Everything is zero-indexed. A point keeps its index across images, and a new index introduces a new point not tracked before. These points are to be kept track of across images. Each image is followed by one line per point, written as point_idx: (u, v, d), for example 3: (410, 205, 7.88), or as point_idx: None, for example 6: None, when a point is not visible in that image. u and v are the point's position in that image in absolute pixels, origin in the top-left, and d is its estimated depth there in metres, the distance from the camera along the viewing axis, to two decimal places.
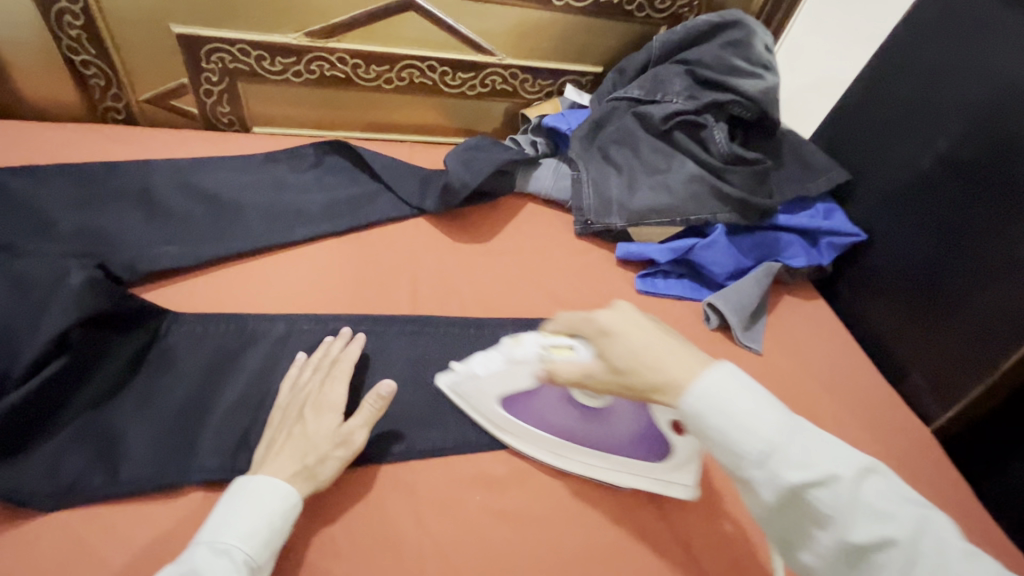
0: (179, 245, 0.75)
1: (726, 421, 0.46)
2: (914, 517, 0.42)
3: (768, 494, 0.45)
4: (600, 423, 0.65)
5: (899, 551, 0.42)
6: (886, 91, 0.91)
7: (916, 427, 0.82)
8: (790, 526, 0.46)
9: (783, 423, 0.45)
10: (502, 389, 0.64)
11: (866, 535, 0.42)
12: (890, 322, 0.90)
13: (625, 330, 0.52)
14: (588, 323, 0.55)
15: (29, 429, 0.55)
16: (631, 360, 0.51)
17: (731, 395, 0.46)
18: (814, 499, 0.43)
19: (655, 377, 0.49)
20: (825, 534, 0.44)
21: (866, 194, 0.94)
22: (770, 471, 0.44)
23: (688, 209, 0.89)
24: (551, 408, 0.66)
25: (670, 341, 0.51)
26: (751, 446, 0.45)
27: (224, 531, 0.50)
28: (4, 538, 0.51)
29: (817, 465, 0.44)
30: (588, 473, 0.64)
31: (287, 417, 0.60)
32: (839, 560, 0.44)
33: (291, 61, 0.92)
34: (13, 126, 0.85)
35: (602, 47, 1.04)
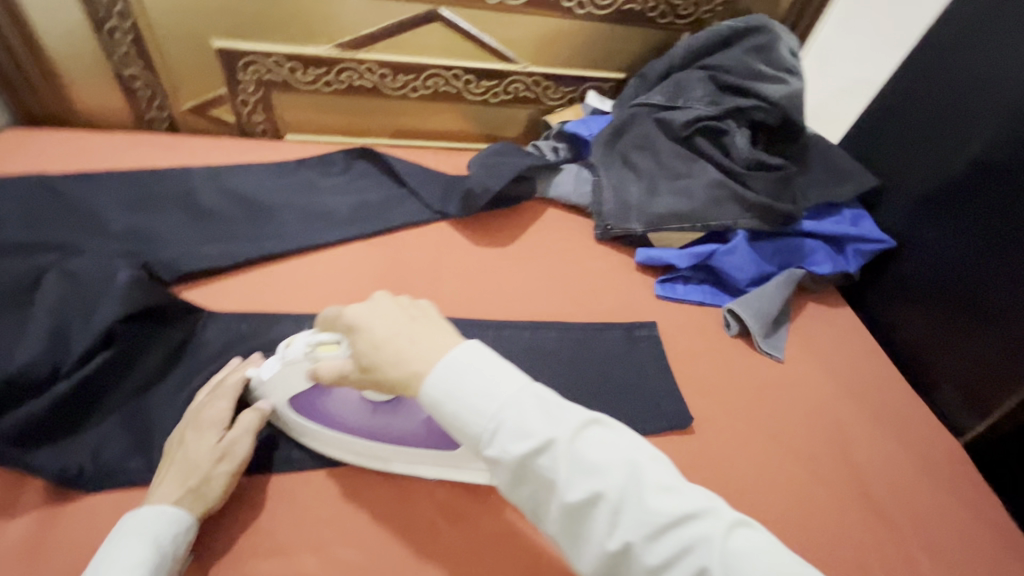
0: (214, 247, 0.79)
1: (458, 405, 0.46)
2: (621, 464, 0.44)
3: (502, 469, 0.45)
4: (392, 418, 0.61)
5: (608, 503, 0.43)
6: (916, 95, 0.89)
7: (944, 438, 0.80)
8: (530, 496, 0.46)
9: (508, 395, 0.45)
10: (288, 391, 0.59)
11: (580, 493, 0.43)
12: (919, 330, 0.88)
13: (370, 323, 0.51)
14: (338, 320, 0.53)
15: (76, 415, 0.60)
16: (375, 356, 0.49)
17: (457, 376, 0.46)
18: (538, 467, 0.44)
19: (397, 371, 0.48)
20: (553, 500, 0.45)
21: (895, 199, 0.92)
22: (497, 447, 0.44)
23: (708, 214, 0.88)
24: (341, 405, 0.61)
25: (414, 327, 0.50)
26: (481, 425, 0.45)
27: (100, 570, 0.48)
28: (53, 516, 0.55)
29: (535, 431, 0.44)
30: (388, 467, 0.62)
31: (170, 440, 0.58)
32: (569, 525, 0.44)
33: (322, 71, 0.96)
34: (69, 135, 0.92)
35: (625, 54, 1.04)
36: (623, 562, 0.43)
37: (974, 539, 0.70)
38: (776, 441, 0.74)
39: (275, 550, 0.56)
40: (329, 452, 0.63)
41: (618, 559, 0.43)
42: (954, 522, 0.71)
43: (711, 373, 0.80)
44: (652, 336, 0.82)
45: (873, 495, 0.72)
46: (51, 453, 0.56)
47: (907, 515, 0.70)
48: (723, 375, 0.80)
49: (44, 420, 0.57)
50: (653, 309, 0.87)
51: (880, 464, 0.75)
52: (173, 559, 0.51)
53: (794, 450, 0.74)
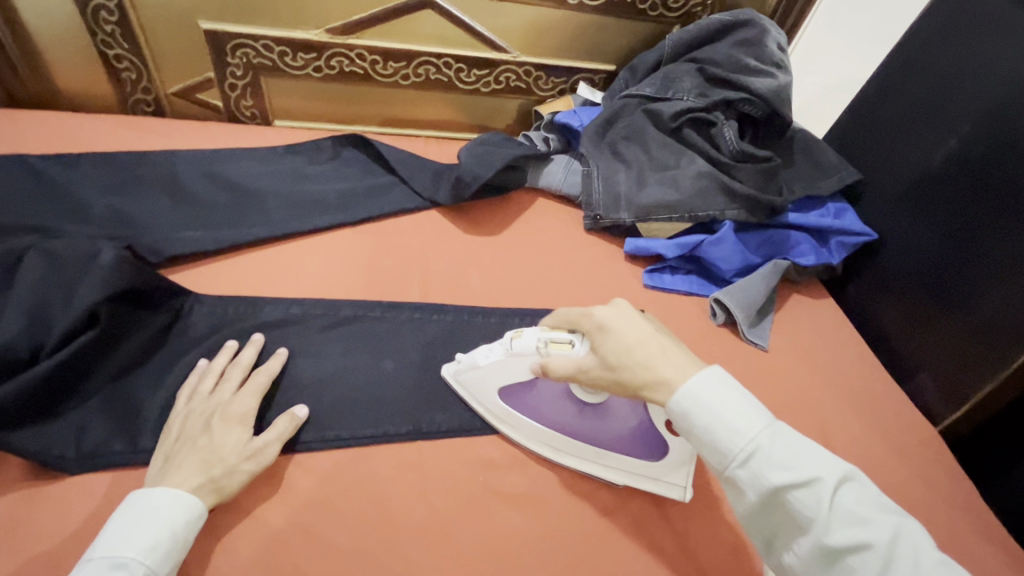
0: (201, 231, 0.78)
1: (715, 423, 0.49)
2: (891, 523, 0.44)
3: (750, 492, 0.48)
4: (598, 419, 0.65)
5: (878, 555, 0.43)
6: (898, 90, 0.91)
7: (920, 426, 0.82)
8: (772, 525, 0.49)
9: (765, 426, 0.49)
10: (505, 379, 0.64)
11: (841, 537, 0.45)
12: (899, 321, 0.90)
13: (621, 328, 0.55)
14: (583, 319, 0.57)
15: (56, 397, 0.59)
16: (624, 358, 0.54)
17: (719, 398, 0.50)
18: (794, 500, 0.47)
19: (646, 374, 0.53)
20: (804, 536, 0.47)
21: (876, 193, 0.94)
22: (753, 471, 0.48)
23: (694, 204, 0.90)
24: (549, 401, 0.66)
25: (662, 340, 0.54)
26: (737, 446, 0.48)
27: (116, 547, 0.48)
28: (30, 498, 0.54)
29: (797, 467, 0.47)
30: (586, 469, 0.65)
31: (189, 429, 0.57)
32: (815, 560, 0.47)
33: (311, 56, 0.96)
34: (51, 117, 0.90)
35: (616, 46, 1.05)
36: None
37: (948, 521, 0.72)
38: None
39: (259, 531, 0.56)
40: (317, 433, 0.63)
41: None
42: (929, 505, 0.73)
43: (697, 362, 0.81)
44: None
45: None
46: (30, 435, 0.56)
47: None
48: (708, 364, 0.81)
49: (24, 401, 0.56)
50: (640, 298, 0.87)
51: (859, 450, 0.77)
52: (182, 548, 0.50)
53: None
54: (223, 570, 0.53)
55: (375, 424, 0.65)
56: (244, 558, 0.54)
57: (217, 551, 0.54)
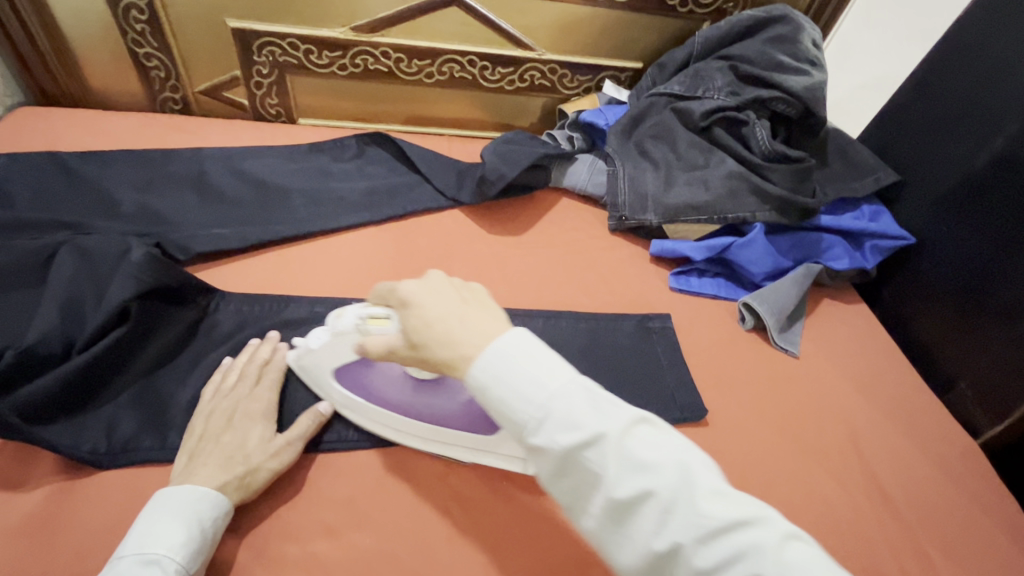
0: (226, 228, 0.79)
1: (508, 392, 0.43)
2: (675, 463, 0.41)
3: (545, 461, 0.42)
4: (432, 396, 0.61)
5: (658, 501, 0.40)
6: (940, 88, 0.87)
7: (960, 438, 0.79)
8: (569, 491, 0.43)
9: (559, 385, 0.42)
10: (336, 360, 0.60)
11: (627, 488, 0.40)
12: (937, 328, 0.87)
13: (427, 301, 0.48)
14: (391, 295, 0.51)
15: (87, 392, 0.59)
16: (425, 334, 0.47)
17: (514, 362, 0.43)
18: (585, 460, 0.41)
19: (447, 352, 0.46)
20: (598, 496, 0.41)
21: (914, 196, 0.91)
22: (544, 436, 0.42)
23: (725, 206, 0.87)
24: (385, 380, 0.62)
25: (466, 310, 0.48)
26: (527, 414, 0.42)
27: (147, 542, 0.47)
28: (64, 492, 0.55)
29: (582, 423, 0.41)
30: (427, 448, 0.62)
31: (213, 425, 0.57)
32: (609, 520, 0.41)
33: (337, 55, 0.95)
34: (84, 115, 0.91)
35: (643, 43, 1.03)
36: (667, 563, 0.40)
37: (990, 537, 0.69)
38: (791, 437, 0.73)
39: (284, 530, 0.56)
40: (343, 434, 0.63)
41: (660, 558, 0.40)
42: (968, 519, 0.70)
43: (726, 367, 0.79)
44: (666, 328, 0.81)
45: (888, 492, 0.71)
46: (61, 429, 0.56)
47: (923, 514, 0.69)
48: (736, 369, 0.79)
49: (56, 396, 0.57)
50: (667, 302, 0.86)
51: (895, 461, 0.74)
52: (210, 542, 0.51)
53: (809, 446, 0.73)
54: (249, 569, 0.53)
55: None
56: (269, 557, 0.54)
57: (243, 549, 0.54)
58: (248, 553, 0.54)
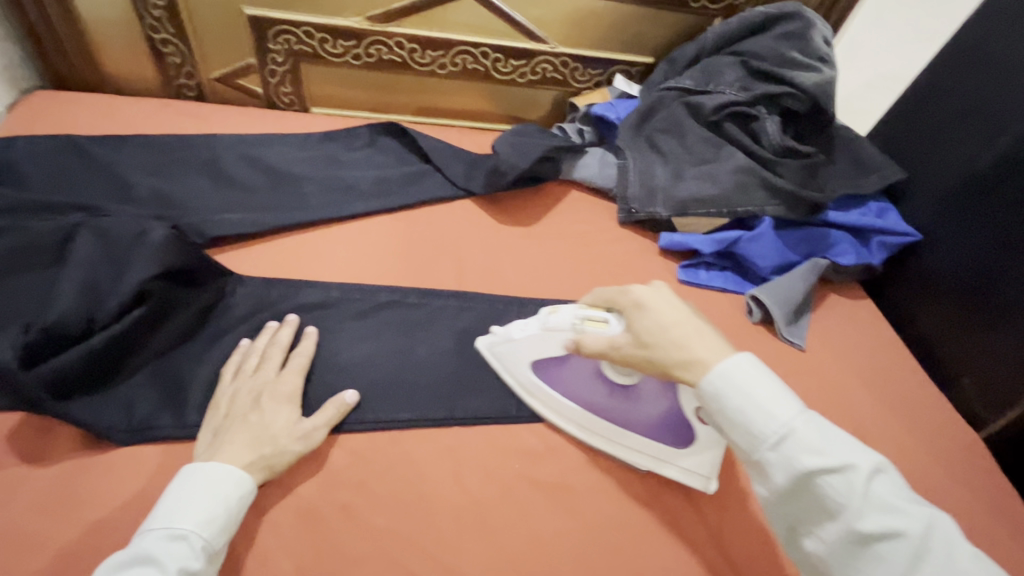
0: (243, 214, 0.80)
1: (751, 408, 0.49)
2: (924, 513, 0.44)
3: (778, 477, 0.48)
4: (626, 401, 0.64)
5: (908, 544, 0.43)
6: (949, 87, 0.88)
7: (962, 432, 0.80)
8: (798, 511, 0.48)
9: (801, 412, 0.48)
10: (538, 354, 0.65)
11: (873, 524, 0.44)
12: (941, 324, 0.88)
13: (659, 308, 0.55)
14: (620, 295, 0.58)
15: (107, 370, 0.60)
16: (659, 336, 0.54)
17: (756, 385, 0.49)
18: (824, 485, 0.46)
19: (680, 355, 0.53)
20: (833, 520, 0.46)
21: (921, 193, 0.92)
22: (786, 454, 0.47)
23: (734, 200, 0.88)
24: (579, 380, 0.66)
25: (699, 324, 0.54)
26: (769, 429, 0.48)
27: (173, 518, 0.48)
28: (82, 467, 0.56)
29: (831, 453, 0.46)
30: (610, 450, 0.65)
31: (237, 405, 0.58)
32: (843, 546, 0.46)
33: (351, 44, 0.96)
34: (99, 101, 0.92)
35: (654, 38, 1.04)
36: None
37: (992, 529, 0.71)
38: None
39: (299, 507, 0.57)
40: (357, 417, 0.64)
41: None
42: (971, 512, 0.72)
43: None
44: None
45: None
46: (82, 406, 0.57)
47: None
48: None
49: (77, 373, 0.57)
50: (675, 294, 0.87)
51: (898, 453, 0.76)
52: (234, 519, 0.51)
53: None
54: (270, 545, 0.54)
55: (412, 409, 0.65)
56: (289, 534, 0.55)
57: (263, 526, 0.55)
58: (268, 530, 0.55)
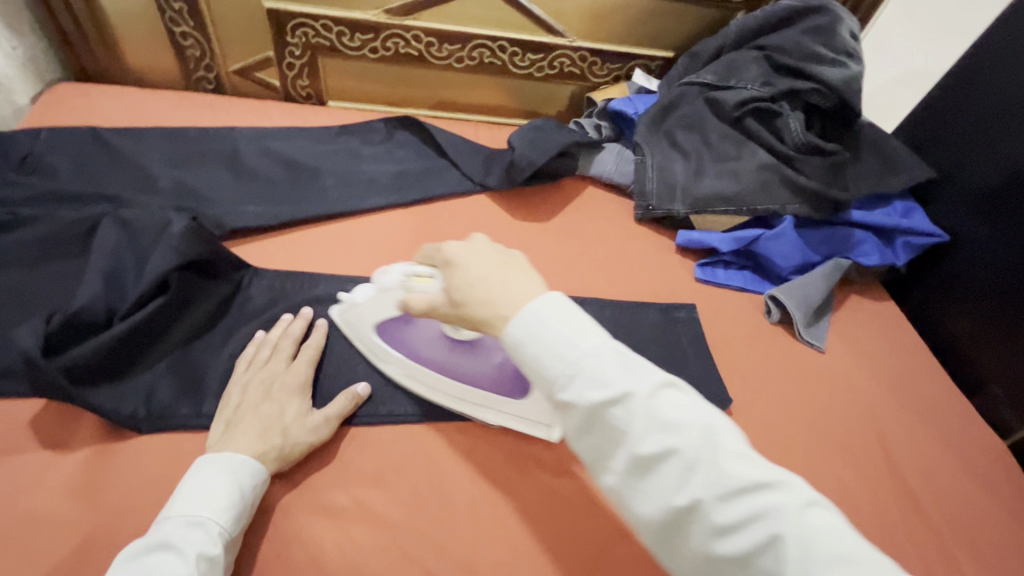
0: (258, 206, 0.80)
1: (539, 347, 0.44)
2: (702, 423, 0.41)
3: (573, 416, 0.43)
4: (469, 356, 0.65)
5: (683, 458, 0.40)
6: (984, 82, 0.85)
7: (988, 439, 0.78)
8: (593, 447, 0.44)
9: (591, 342, 0.43)
10: (377, 316, 0.64)
11: (651, 446, 0.41)
12: (968, 328, 0.86)
13: (470, 263, 0.51)
14: (436, 254, 0.54)
15: (128, 359, 0.61)
16: (466, 292, 0.49)
17: (545, 321, 0.44)
18: (611, 417, 0.42)
19: (486, 310, 0.47)
20: (621, 451, 0.42)
21: (950, 193, 0.89)
22: (572, 391, 0.42)
23: (756, 198, 0.86)
24: (422, 338, 0.66)
25: (506, 273, 0.49)
26: (557, 368, 0.43)
27: (190, 505, 0.49)
28: (104, 455, 0.57)
29: (612, 381, 0.42)
30: (458, 409, 0.65)
31: (250, 396, 0.59)
32: (631, 475, 0.42)
33: (369, 37, 0.96)
34: (122, 93, 0.93)
35: (676, 32, 1.02)
36: (686, 521, 0.40)
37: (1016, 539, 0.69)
38: (815, 431, 0.73)
39: (316, 499, 0.57)
40: (372, 411, 0.64)
41: (681, 516, 0.40)
42: (995, 521, 0.70)
43: (750, 360, 0.79)
44: (691, 319, 0.81)
45: (912, 489, 0.70)
46: (103, 394, 0.58)
47: (948, 512, 0.69)
48: (761, 362, 0.79)
49: (99, 361, 0.58)
50: (692, 293, 0.85)
51: (921, 458, 0.74)
52: (249, 507, 0.52)
53: (834, 440, 0.73)
54: (286, 537, 0.55)
55: (425, 404, 0.65)
56: (303, 525, 0.55)
57: (278, 517, 0.55)
58: (282, 521, 0.55)
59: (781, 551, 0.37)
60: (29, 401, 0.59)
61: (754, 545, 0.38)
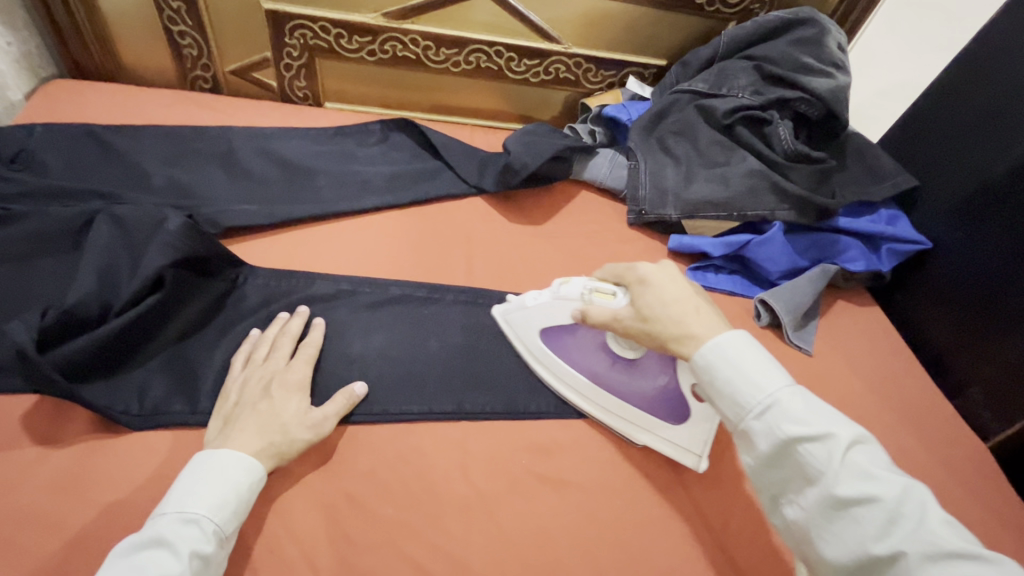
0: (256, 205, 0.80)
1: (738, 378, 0.51)
2: (907, 484, 0.45)
3: (762, 446, 0.50)
4: (631, 375, 0.67)
5: (885, 510, 0.44)
6: (964, 95, 0.88)
7: (969, 442, 0.80)
8: (781, 480, 0.50)
9: (789, 384, 0.50)
10: (548, 321, 0.68)
11: (851, 491, 0.45)
12: (950, 333, 0.88)
13: (663, 285, 0.58)
14: (627, 272, 0.61)
15: (121, 355, 0.61)
16: (658, 310, 0.57)
17: (744, 359, 0.52)
18: (805, 454, 0.47)
19: (674, 328, 0.56)
20: (812, 488, 0.47)
21: (933, 201, 0.92)
22: (767, 423, 0.49)
23: (745, 203, 0.88)
24: (583, 350, 0.69)
25: (699, 303, 0.57)
26: (755, 399, 0.50)
27: (185, 503, 0.49)
28: (93, 451, 0.56)
29: (812, 422, 0.48)
30: (607, 420, 0.67)
31: (248, 393, 0.59)
32: (820, 513, 0.47)
33: (367, 40, 0.97)
34: (116, 90, 0.93)
35: (669, 40, 1.04)
36: (886, 571, 0.43)
37: (996, 538, 0.70)
38: None
39: (307, 497, 0.57)
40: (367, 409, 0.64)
41: (876, 563, 0.44)
42: (977, 522, 0.71)
43: None
44: None
45: None
46: (95, 390, 0.58)
47: None
48: None
49: (91, 356, 0.58)
50: None
51: (904, 460, 0.75)
52: (245, 506, 0.52)
53: None
54: (276, 534, 0.55)
55: (420, 402, 0.66)
56: (296, 521, 0.56)
57: (270, 514, 0.55)
58: (274, 518, 0.55)
59: None
60: (19, 396, 0.58)
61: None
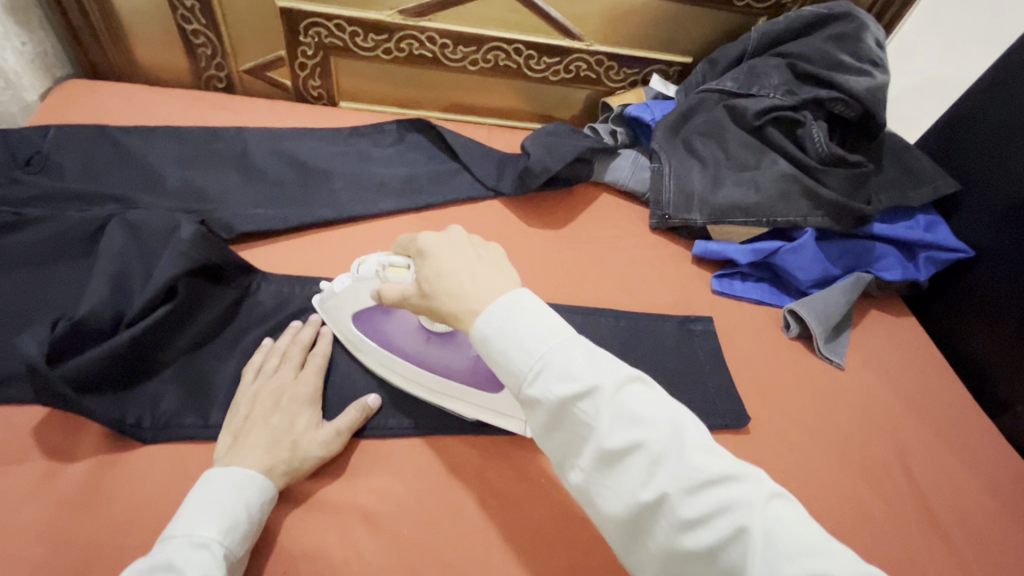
0: (267, 209, 0.79)
1: (506, 342, 0.42)
2: (667, 417, 0.40)
3: (540, 412, 0.42)
4: (446, 347, 0.63)
5: (649, 452, 0.38)
6: (1011, 94, 0.82)
7: (1013, 462, 0.76)
8: (561, 443, 0.42)
9: (561, 337, 0.42)
10: (358, 306, 0.62)
11: (617, 441, 0.39)
12: (993, 347, 0.83)
13: (440, 253, 0.49)
14: (410, 245, 0.53)
15: (134, 367, 0.59)
16: (437, 284, 0.48)
17: (514, 317, 0.43)
18: (576, 411, 0.40)
19: (453, 303, 0.46)
20: (587, 447, 0.40)
21: (976, 207, 0.87)
22: (539, 387, 0.41)
23: (776, 209, 0.84)
24: (398, 329, 0.64)
25: (478, 267, 0.48)
26: (524, 364, 0.42)
27: (198, 525, 0.47)
28: (109, 464, 0.55)
29: (578, 375, 0.40)
30: (432, 399, 0.64)
31: (259, 407, 0.57)
32: (598, 471, 0.40)
33: (383, 38, 0.94)
34: (132, 90, 0.92)
35: (695, 36, 1.00)
36: (652, 517, 0.38)
37: None
38: (834, 451, 0.71)
39: (323, 515, 0.56)
40: (382, 423, 0.62)
41: (648, 512, 0.38)
42: (1018, 546, 0.68)
43: (768, 375, 0.77)
44: (707, 332, 0.79)
45: (935, 513, 0.68)
46: (108, 402, 0.56)
47: (972, 538, 0.67)
48: (779, 378, 0.77)
49: (103, 368, 0.57)
50: (708, 304, 0.84)
51: (944, 480, 0.72)
52: (256, 528, 0.51)
53: (853, 461, 0.71)
54: (292, 553, 0.53)
55: (435, 416, 0.64)
56: (310, 539, 0.54)
57: (286, 532, 0.54)
58: (290, 536, 0.54)
59: (746, 543, 0.35)
60: (33, 408, 0.58)
61: (721, 541, 0.36)
